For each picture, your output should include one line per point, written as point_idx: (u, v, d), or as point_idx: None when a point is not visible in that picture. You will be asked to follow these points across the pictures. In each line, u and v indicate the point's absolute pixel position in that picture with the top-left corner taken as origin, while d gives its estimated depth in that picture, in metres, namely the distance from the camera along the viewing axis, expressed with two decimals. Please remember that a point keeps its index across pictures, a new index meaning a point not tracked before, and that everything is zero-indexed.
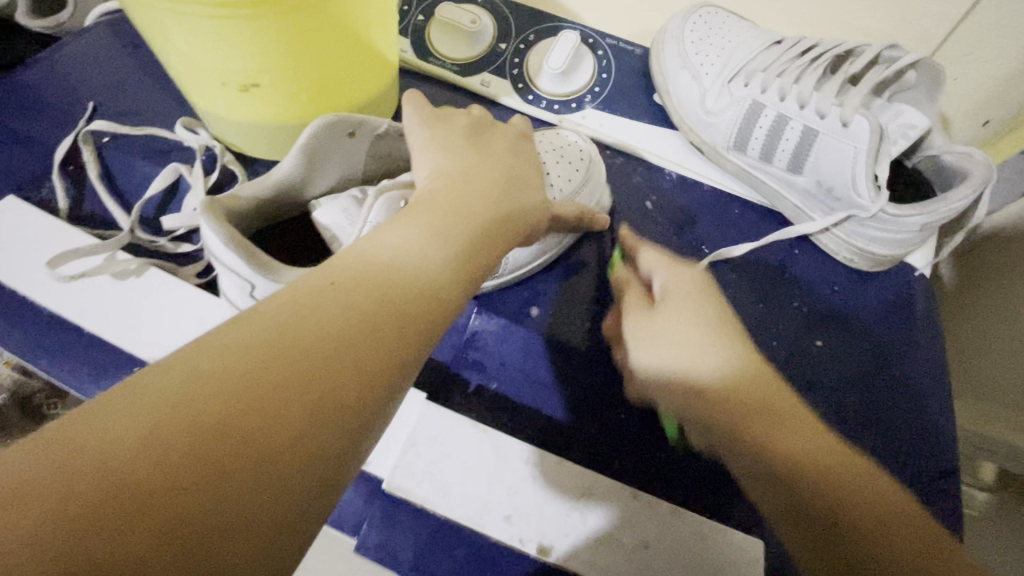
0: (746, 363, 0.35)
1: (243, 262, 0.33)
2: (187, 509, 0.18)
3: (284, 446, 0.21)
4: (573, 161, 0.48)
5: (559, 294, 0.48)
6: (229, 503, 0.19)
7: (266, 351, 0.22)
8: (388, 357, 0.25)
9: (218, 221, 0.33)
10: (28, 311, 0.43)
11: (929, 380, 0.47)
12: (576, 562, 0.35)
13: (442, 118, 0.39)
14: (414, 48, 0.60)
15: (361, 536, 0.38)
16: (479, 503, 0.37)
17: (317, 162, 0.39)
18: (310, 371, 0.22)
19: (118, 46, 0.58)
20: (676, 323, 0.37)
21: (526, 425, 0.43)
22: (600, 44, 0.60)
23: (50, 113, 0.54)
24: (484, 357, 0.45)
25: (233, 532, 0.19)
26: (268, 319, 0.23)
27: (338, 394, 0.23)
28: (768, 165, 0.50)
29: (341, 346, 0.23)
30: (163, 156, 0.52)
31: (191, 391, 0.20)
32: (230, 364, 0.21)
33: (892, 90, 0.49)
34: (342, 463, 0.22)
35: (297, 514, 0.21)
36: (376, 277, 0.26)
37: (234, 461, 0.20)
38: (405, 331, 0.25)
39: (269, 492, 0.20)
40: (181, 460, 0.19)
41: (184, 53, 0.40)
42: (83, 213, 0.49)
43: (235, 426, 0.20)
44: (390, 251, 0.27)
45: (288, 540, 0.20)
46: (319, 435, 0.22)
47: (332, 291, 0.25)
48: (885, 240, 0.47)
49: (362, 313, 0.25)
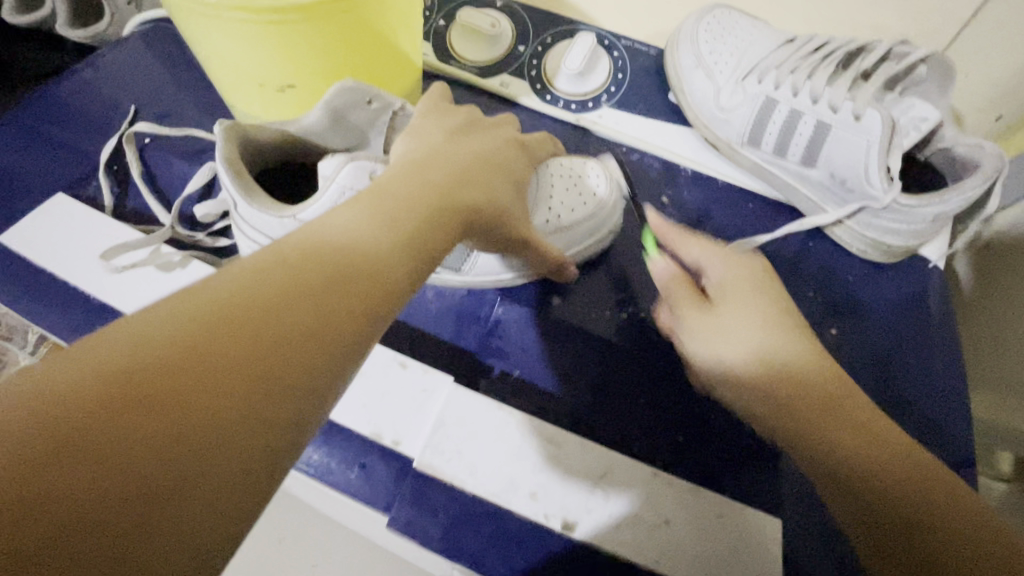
0: (788, 349, 0.35)
1: (229, 182, 0.38)
2: (125, 474, 0.18)
3: (229, 408, 0.21)
4: (583, 190, 0.47)
5: (581, 286, 0.49)
6: (174, 472, 0.19)
7: (212, 324, 0.22)
8: (340, 331, 0.25)
9: (228, 143, 0.38)
10: (78, 301, 0.46)
11: (946, 370, 0.48)
12: (601, 537, 0.37)
13: (468, 130, 0.41)
14: (436, 51, 0.62)
15: (392, 513, 0.40)
16: (506, 481, 0.38)
17: (338, 119, 0.42)
18: (258, 345, 0.22)
19: (155, 53, 0.62)
20: (738, 320, 0.36)
21: (546, 410, 0.44)
22: (615, 45, 0.62)
23: (94, 117, 0.57)
24: (506, 343, 0.47)
25: (175, 500, 0.19)
26: (218, 289, 0.23)
27: (285, 370, 0.23)
28: (781, 159, 0.52)
29: (290, 316, 0.24)
30: (200, 156, 0.54)
31: (135, 357, 0.20)
32: (175, 335, 0.21)
33: (903, 85, 0.50)
34: (291, 429, 0.23)
35: (243, 487, 0.21)
36: (326, 253, 0.26)
37: (177, 420, 0.20)
38: (357, 305, 0.26)
39: (216, 452, 0.20)
40: (119, 426, 0.19)
41: (227, 57, 0.42)
42: (126, 210, 0.51)
43: (177, 397, 0.20)
44: (339, 234, 0.28)
45: (237, 501, 0.21)
46: (266, 400, 0.22)
47: (283, 265, 0.25)
48: (899, 231, 0.48)
49: (310, 293, 0.25)
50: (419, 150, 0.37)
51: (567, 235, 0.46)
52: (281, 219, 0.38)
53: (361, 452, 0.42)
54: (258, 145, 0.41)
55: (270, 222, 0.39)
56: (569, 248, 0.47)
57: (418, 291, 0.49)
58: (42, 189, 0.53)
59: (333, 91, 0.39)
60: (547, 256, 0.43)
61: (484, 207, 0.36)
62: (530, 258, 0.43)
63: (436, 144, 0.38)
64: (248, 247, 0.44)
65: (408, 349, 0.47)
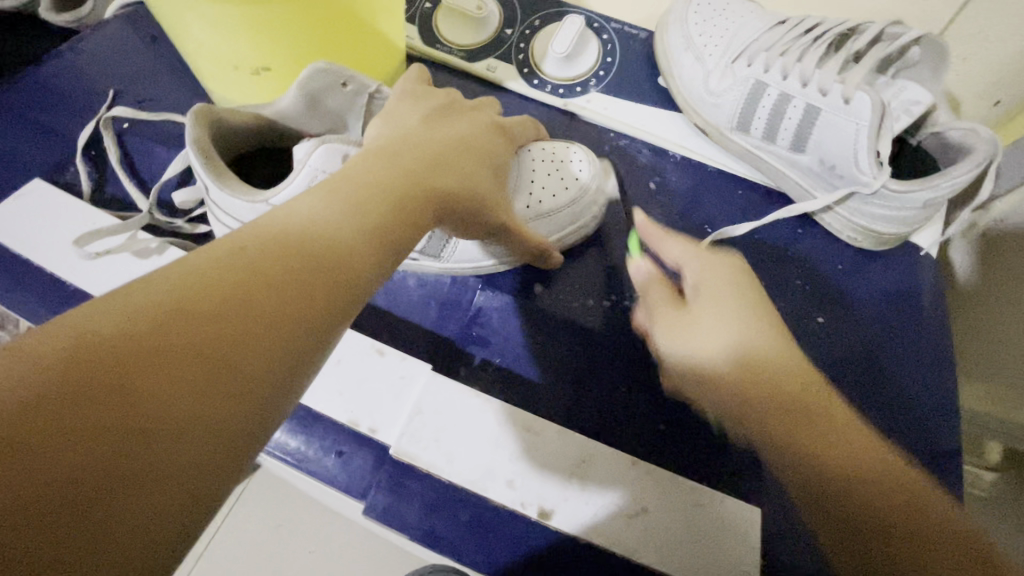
0: (767, 348, 0.34)
1: (200, 165, 0.37)
2: (71, 468, 0.17)
3: (185, 403, 0.20)
4: (564, 175, 0.46)
5: (566, 273, 0.49)
6: (123, 464, 0.18)
7: (168, 312, 0.21)
8: (304, 323, 0.24)
9: (197, 126, 0.37)
10: (55, 286, 0.45)
11: (933, 359, 0.47)
12: (575, 525, 0.36)
13: (445, 114, 0.40)
14: (421, 34, 0.61)
15: (369, 500, 0.40)
16: (482, 469, 0.38)
17: (313, 102, 0.41)
18: (217, 336, 0.21)
19: (135, 36, 0.60)
20: (705, 313, 0.36)
21: (527, 398, 0.44)
22: (605, 29, 0.61)
23: (73, 101, 0.56)
24: (487, 331, 0.46)
25: (127, 494, 0.18)
26: (172, 280, 0.22)
27: (247, 361, 0.22)
28: (771, 144, 0.50)
29: (251, 308, 0.23)
30: (179, 140, 0.53)
31: (82, 346, 0.19)
32: (126, 323, 0.20)
33: (896, 67, 0.49)
34: (254, 425, 0.22)
35: (201, 482, 0.20)
36: (288, 241, 0.25)
37: (129, 416, 0.19)
38: (322, 297, 0.25)
39: (172, 448, 0.19)
40: (65, 419, 0.18)
41: (199, 39, 0.41)
42: (104, 195, 0.51)
43: (126, 387, 0.19)
44: (304, 220, 0.27)
45: (197, 499, 0.20)
46: (225, 395, 0.21)
47: (243, 254, 0.24)
48: (889, 218, 0.47)
49: (276, 281, 0.24)
50: (393, 133, 0.36)
51: (548, 221, 0.45)
52: (253, 203, 0.38)
53: (338, 439, 0.41)
54: (231, 128, 0.40)
55: (241, 207, 0.38)
56: (551, 234, 0.46)
57: (399, 278, 0.48)
58: (20, 174, 0.53)
59: (306, 73, 0.38)
60: (529, 241, 0.42)
61: (456, 192, 0.35)
62: (509, 244, 0.43)
63: (409, 128, 0.37)
64: (224, 232, 0.44)
65: (388, 337, 0.46)
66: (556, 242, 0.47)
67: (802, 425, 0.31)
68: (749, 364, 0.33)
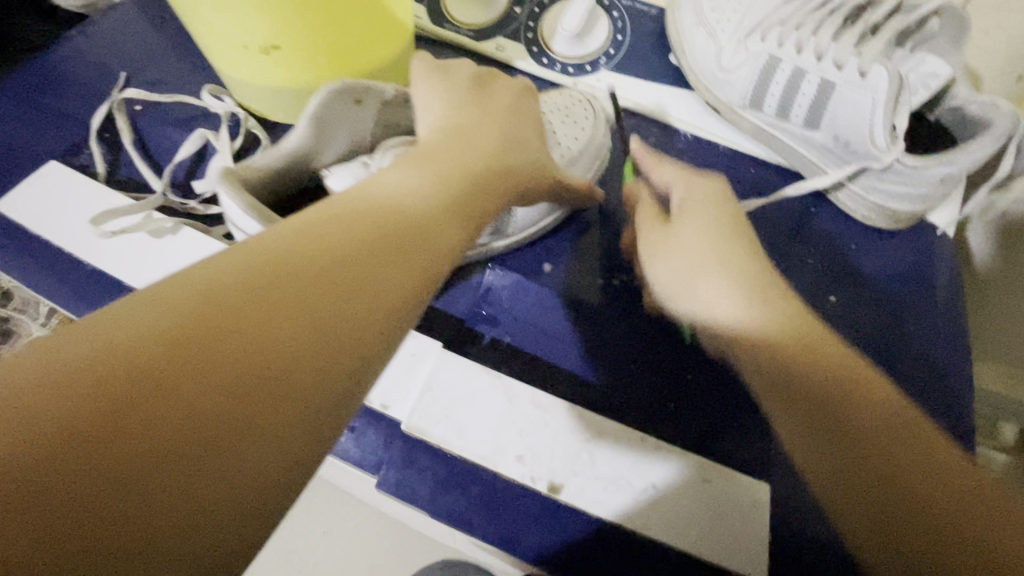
0: (770, 310, 0.35)
1: (258, 224, 0.36)
2: (136, 481, 0.18)
3: (265, 403, 0.21)
4: (576, 117, 0.48)
5: (576, 252, 0.48)
6: (211, 460, 0.20)
7: (216, 326, 0.22)
8: (368, 326, 0.25)
9: (235, 192, 0.36)
10: (73, 267, 0.46)
11: (947, 341, 0.47)
12: (583, 498, 0.37)
13: (452, 90, 0.40)
14: (429, 13, 0.60)
15: (381, 474, 0.40)
16: (492, 444, 0.39)
17: (327, 129, 0.41)
18: (290, 337, 0.23)
19: (145, 18, 0.60)
20: (692, 235, 0.38)
21: (538, 375, 0.44)
22: (615, 5, 0.60)
23: (85, 85, 0.57)
24: (496, 310, 0.47)
25: (218, 486, 0.20)
26: (250, 277, 0.24)
27: (295, 375, 0.22)
28: (784, 122, 0.49)
29: (319, 310, 0.24)
30: (190, 123, 0.54)
31: (138, 360, 0.20)
32: (216, 324, 0.22)
33: (914, 41, 0.47)
34: (323, 424, 0.23)
35: (276, 479, 0.21)
36: (352, 239, 0.27)
37: (214, 411, 0.20)
38: (384, 298, 0.26)
39: (250, 445, 0.21)
40: (167, 412, 0.19)
41: (207, 17, 0.41)
42: (118, 178, 0.51)
43: (182, 403, 0.20)
44: (365, 199, 0.29)
45: (273, 495, 0.21)
46: (300, 395, 0.22)
47: (310, 252, 0.25)
48: (904, 195, 0.46)
49: (319, 292, 0.24)
50: None
51: (580, 162, 0.47)
52: None
53: None
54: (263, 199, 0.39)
55: None
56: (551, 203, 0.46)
57: None
58: (37, 158, 0.53)
59: (321, 99, 0.38)
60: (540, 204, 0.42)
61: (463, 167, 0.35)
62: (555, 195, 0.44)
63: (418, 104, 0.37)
64: None
65: None
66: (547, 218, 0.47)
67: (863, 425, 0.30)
68: (757, 332, 0.34)
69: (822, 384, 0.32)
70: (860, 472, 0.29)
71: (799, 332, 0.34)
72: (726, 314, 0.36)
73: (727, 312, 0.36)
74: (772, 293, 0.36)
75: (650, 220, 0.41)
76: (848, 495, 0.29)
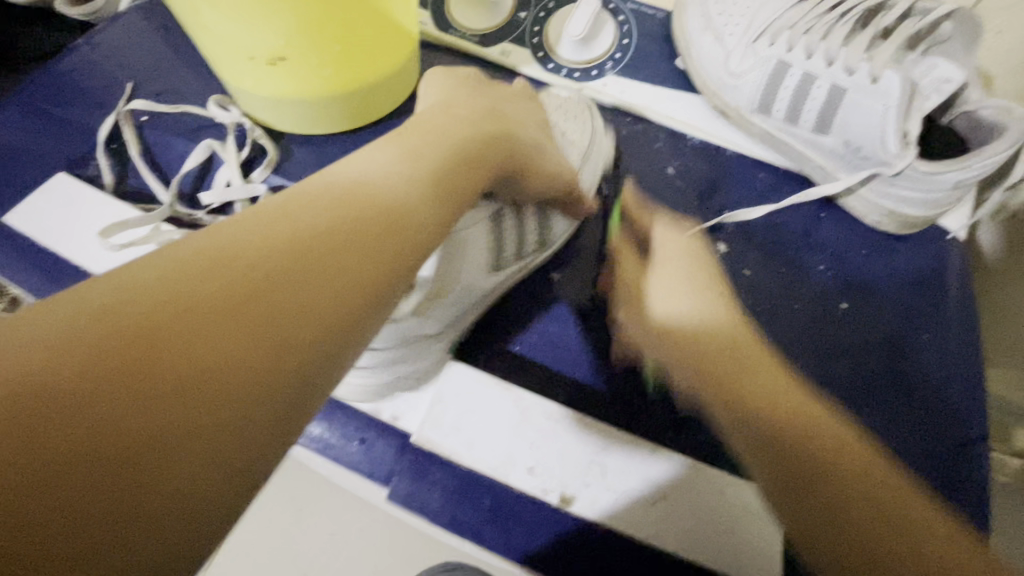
0: (718, 314, 0.39)
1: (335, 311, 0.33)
2: (50, 491, 0.17)
3: (238, 365, 0.21)
4: (574, 113, 0.51)
5: (584, 261, 0.49)
6: (177, 419, 0.19)
7: (149, 324, 0.20)
8: (352, 290, 0.25)
9: None
10: (83, 279, 0.46)
11: (960, 347, 0.46)
12: (595, 509, 0.38)
13: (457, 98, 0.39)
14: (434, 19, 0.60)
15: (392, 486, 0.40)
16: (502, 456, 0.39)
17: None
18: (267, 295, 0.23)
19: (150, 28, 0.60)
20: (669, 283, 0.42)
21: (551, 386, 0.44)
22: (621, 9, 0.59)
23: (92, 95, 0.57)
24: (510, 324, 0.47)
25: (187, 447, 0.19)
26: (217, 242, 0.23)
27: (238, 376, 0.21)
28: (793, 126, 0.49)
29: (298, 272, 0.24)
30: (197, 133, 0.54)
31: (61, 361, 0.18)
32: (183, 285, 0.21)
33: (926, 44, 0.47)
34: (302, 391, 0.22)
35: (252, 440, 0.21)
36: (333, 205, 0.27)
37: (180, 372, 0.20)
38: (369, 265, 0.26)
39: (222, 407, 0.20)
40: (132, 369, 0.19)
41: (213, 30, 0.41)
42: (126, 189, 0.52)
43: (105, 405, 0.18)
44: (359, 173, 0.29)
45: (248, 460, 0.20)
46: (279, 359, 0.22)
47: (291, 216, 0.25)
48: (916, 201, 0.45)
49: (267, 291, 0.23)
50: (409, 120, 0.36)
51: (588, 158, 0.50)
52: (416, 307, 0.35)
53: (361, 427, 0.42)
54: None
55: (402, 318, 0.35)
56: (550, 210, 0.46)
57: None
58: (45, 169, 0.54)
59: None
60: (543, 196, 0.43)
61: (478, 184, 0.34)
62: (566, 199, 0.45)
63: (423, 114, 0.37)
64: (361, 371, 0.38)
65: None
66: (561, 230, 0.47)
67: (757, 392, 0.34)
68: (697, 323, 0.39)
69: (735, 350, 0.37)
70: (788, 467, 0.31)
71: (718, 325, 0.39)
72: (685, 312, 0.40)
73: (669, 309, 0.40)
74: (710, 296, 0.41)
75: (628, 260, 0.45)
76: (785, 493, 0.31)
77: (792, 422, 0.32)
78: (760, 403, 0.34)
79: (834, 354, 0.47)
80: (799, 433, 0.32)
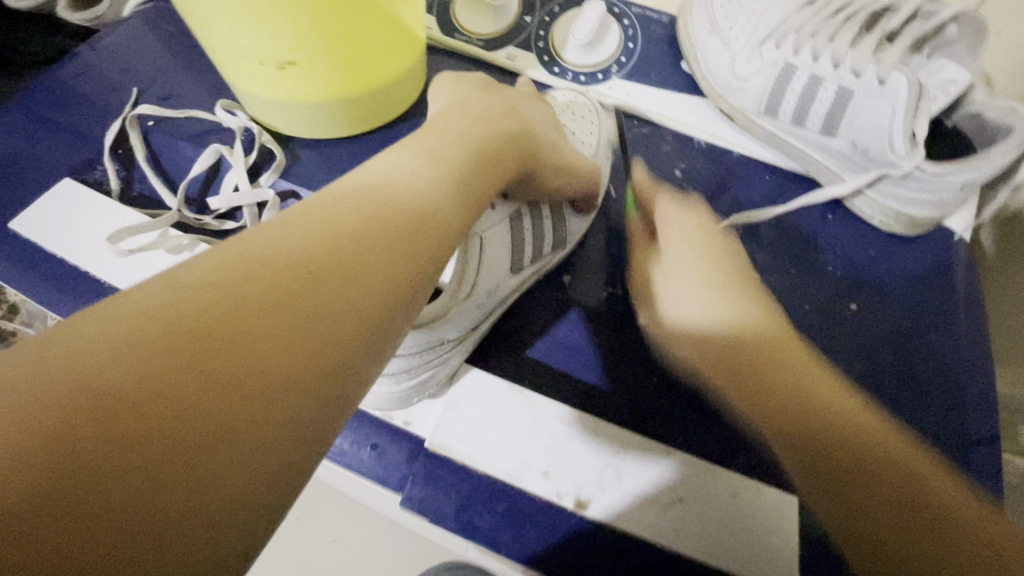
0: (755, 318, 0.37)
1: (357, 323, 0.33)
2: (99, 507, 0.17)
3: (272, 379, 0.21)
4: (584, 115, 0.51)
5: (593, 262, 0.49)
6: (215, 437, 0.19)
7: (196, 338, 0.20)
8: (381, 300, 0.25)
9: None
10: (89, 284, 0.46)
11: (968, 346, 0.47)
12: (612, 515, 0.37)
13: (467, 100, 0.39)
14: (439, 24, 0.60)
15: (405, 491, 0.40)
16: (518, 461, 0.39)
17: None
18: (300, 306, 0.22)
19: (155, 33, 0.60)
20: (677, 272, 0.41)
21: (564, 389, 0.44)
22: (625, 13, 0.60)
23: (96, 100, 0.57)
24: (523, 329, 0.46)
25: (225, 462, 0.19)
26: (247, 252, 0.23)
27: (281, 390, 0.21)
28: (799, 129, 0.49)
29: (330, 283, 0.24)
30: (204, 138, 0.54)
31: (107, 374, 0.18)
32: (217, 298, 0.21)
33: (931, 47, 0.47)
34: (334, 405, 0.22)
35: (287, 455, 0.21)
36: (362, 212, 0.26)
37: (218, 388, 0.19)
38: (398, 274, 0.26)
39: (258, 423, 0.20)
40: (170, 385, 0.19)
41: (223, 36, 0.41)
42: (133, 194, 0.51)
43: (156, 421, 0.18)
44: (382, 179, 0.29)
45: (283, 475, 0.20)
46: (313, 373, 0.22)
47: (320, 224, 0.25)
48: (924, 202, 0.46)
49: (301, 301, 0.22)
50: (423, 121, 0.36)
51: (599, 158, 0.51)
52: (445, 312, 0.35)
53: (372, 432, 0.42)
54: None
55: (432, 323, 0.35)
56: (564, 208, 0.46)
57: None
58: (49, 175, 0.53)
59: None
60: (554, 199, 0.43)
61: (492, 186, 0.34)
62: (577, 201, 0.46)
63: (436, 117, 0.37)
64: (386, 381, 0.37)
65: None
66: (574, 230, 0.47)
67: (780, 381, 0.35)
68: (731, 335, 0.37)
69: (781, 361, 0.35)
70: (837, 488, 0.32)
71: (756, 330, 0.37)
72: (705, 317, 0.38)
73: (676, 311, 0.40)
74: (740, 297, 0.39)
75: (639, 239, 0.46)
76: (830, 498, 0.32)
77: (820, 423, 0.33)
78: (783, 397, 0.34)
79: (844, 353, 0.47)
80: (842, 450, 0.32)
